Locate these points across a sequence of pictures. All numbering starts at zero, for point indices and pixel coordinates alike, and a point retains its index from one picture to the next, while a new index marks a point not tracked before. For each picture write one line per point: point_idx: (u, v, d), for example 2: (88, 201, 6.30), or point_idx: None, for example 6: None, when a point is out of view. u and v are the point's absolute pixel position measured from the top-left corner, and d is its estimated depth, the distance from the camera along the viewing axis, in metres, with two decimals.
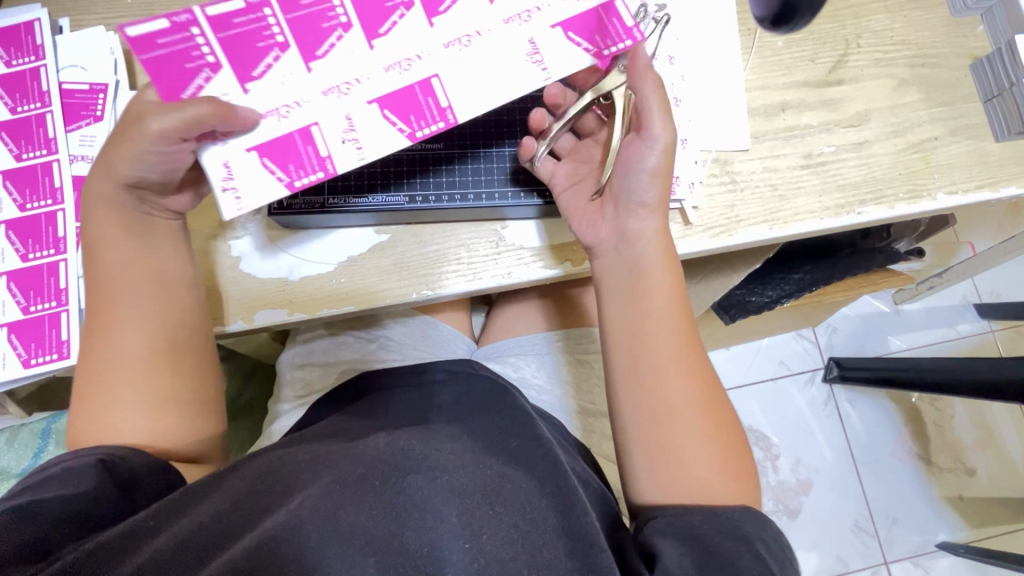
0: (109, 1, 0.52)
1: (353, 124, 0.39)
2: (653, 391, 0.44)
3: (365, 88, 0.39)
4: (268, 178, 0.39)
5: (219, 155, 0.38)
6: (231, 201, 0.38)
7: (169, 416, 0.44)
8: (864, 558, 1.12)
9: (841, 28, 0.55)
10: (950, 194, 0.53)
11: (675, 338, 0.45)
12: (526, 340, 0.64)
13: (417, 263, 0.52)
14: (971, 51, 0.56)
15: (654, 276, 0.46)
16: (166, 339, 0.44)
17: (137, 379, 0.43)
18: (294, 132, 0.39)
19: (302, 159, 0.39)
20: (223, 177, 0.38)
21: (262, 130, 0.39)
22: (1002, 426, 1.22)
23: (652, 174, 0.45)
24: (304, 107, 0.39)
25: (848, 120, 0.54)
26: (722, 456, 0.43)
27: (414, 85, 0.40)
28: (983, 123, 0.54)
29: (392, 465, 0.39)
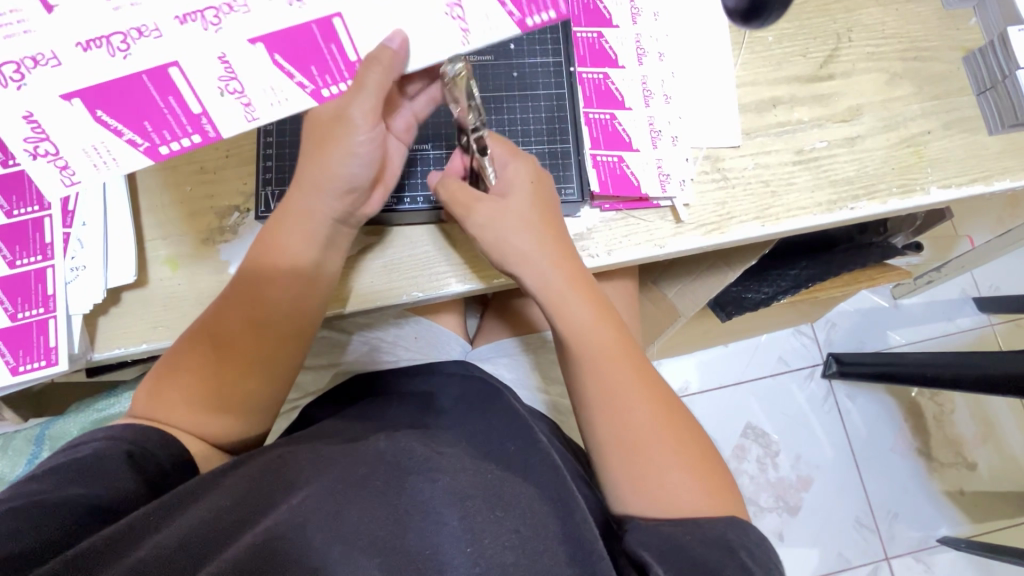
0: None
1: (231, 69, 0.37)
2: (609, 419, 0.44)
3: (251, 20, 0.36)
4: (117, 141, 0.37)
5: (21, 103, 0.34)
6: (85, 158, 0.36)
7: (219, 415, 0.45)
8: (865, 554, 1.12)
9: (832, 22, 0.55)
10: (944, 188, 0.52)
11: (612, 365, 0.45)
12: (520, 341, 0.63)
13: (407, 265, 0.51)
14: (964, 44, 0.55)
15: (578, 310, 0.45)
16: (261, 326, 0.45)
17: (220, 376, 0.45)
18: (142, 74, 0.35)
19: (163, 120, 0.37)
20: (33, 136, 0.35)
21: (90, 66, 0.34)
22: (1003, 420, 1.22)
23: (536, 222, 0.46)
24: (154, 40, 0.35)
25: (840, 115, 0.53)
26: (683, 447, 0.43)
27: (310, 24, 0.37)
28: (977, 115, 0.54)
29: (388, 465, 0.40)
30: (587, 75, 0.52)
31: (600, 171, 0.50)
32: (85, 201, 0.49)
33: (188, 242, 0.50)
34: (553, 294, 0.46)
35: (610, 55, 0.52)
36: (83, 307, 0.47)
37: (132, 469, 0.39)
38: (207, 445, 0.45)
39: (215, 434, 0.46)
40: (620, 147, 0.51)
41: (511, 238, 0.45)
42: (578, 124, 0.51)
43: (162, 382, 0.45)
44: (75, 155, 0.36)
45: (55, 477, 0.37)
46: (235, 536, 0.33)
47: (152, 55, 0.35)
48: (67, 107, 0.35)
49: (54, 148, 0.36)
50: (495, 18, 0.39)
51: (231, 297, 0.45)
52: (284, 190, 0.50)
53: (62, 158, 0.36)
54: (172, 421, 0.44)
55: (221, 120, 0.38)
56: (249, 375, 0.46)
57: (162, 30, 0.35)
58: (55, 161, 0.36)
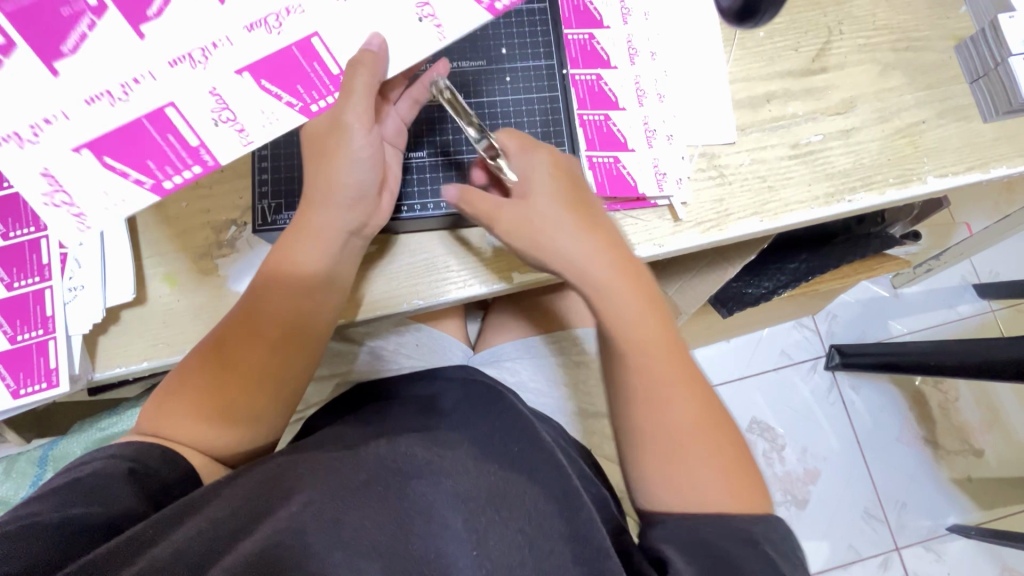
0: None
1: (222, 100, 0.37)
2: (655, 422, 0.43)
3: (235, 54, 0.36)
4: (124, 182, 0.37)
5: (35, 161, 0.34)
6: (98, 202, 0.37)
7: (224, 432, 0.45)
8: (876, 545, 1.12)
9: (822, 15, 0.55)
10: (941, 177, 0.52)
11: (662, 366, 0.43)
12: (522, 344, 0.63)
13: (406, 272, 0.51)
14: (955, 32, 0.55)
15: (624, 308, 0.44)
16: (273, 327, 0.45)
17: (230, 388, 0.45)
18: (143, 116, 0.35)
19: (166, 157, 0.37)
20: (45, 192, 0.35)
21: (94, 118, 0.34)
22: (1007, 406, 1.21)
23: (579, 221, 0.45)
24: (148, 85, 0.35)
25: (834, 108, 0.53)
26: (717, 455, 0.42)
27: (292, 47, 0.37)
28: (970, 103, 0.54)
29: (395, 471, 0.39)
30: (581, 76, 0.52)
31: (597, 172, 0.50)
32: None
33: (185, 259, 0.50)
34: (593, 290, 0.44)
35: (601, 56, 0.52)
36: (82, 327, 0.47)
37: (132, 483, 0.39)
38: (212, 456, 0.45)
39: (220, 449, 0.45)
40: (615, 147, 0.51)
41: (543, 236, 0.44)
42: (573, 126, 0.51)
43: (168, 395, 0.45)
44: (89, 201, 0.36)
45: (55, 498, 0.36)
46: (235, 544, 0.32)
47: (144, 96, 0.35)
48: (72, 152, 0.35)
49: (70, 197, 0.36)
50: (466, 5, 0.40)
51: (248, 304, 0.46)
52: (281, 203, 0.49)
53: (76, 204, 0.36)
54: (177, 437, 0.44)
55: (216, 146, 0.38)
56: (260, 390, 0.45)
57: (155, 75, 0.35)
58: (71, 209, 0.36)
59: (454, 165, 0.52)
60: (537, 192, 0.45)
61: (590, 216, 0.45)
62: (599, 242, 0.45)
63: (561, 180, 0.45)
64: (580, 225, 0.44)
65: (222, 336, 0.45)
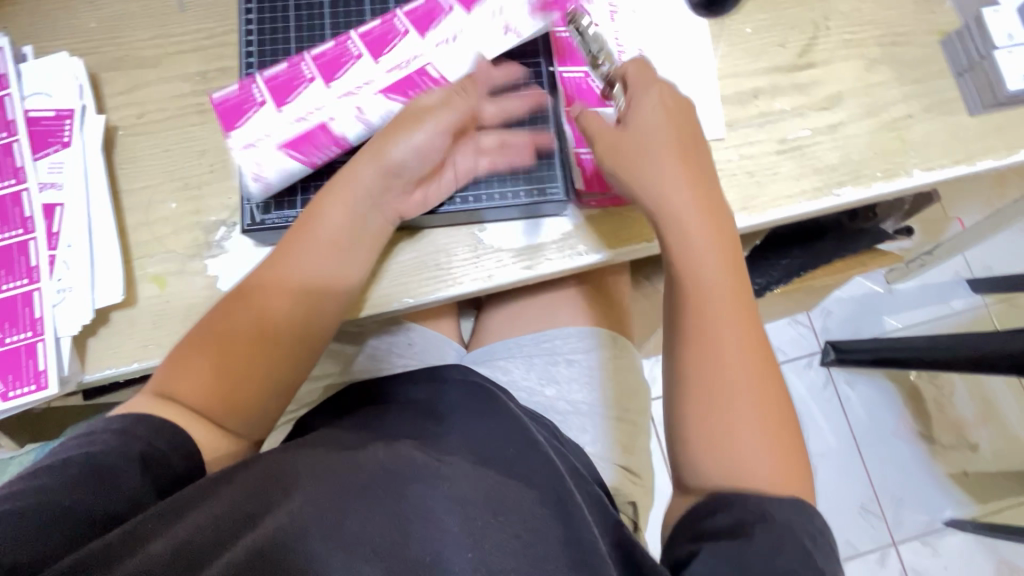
0: (73, 28, 0.52)
1: (363, 112, 0.47)
2: (720, 374, 0.41)
3: (373, 86, 0.48)
4: (292, 165, 0.46)
5: (251, 150, 0.46)
6: (275, 172, 0.46)
7: (231, 404, 0.43)
8: (873, 540, 1.12)
9: (809, 11, 0.55)
10: (927, 171, 0.52)
11: (733, 321, 0.42)
12: (514, 342, 0.63)
13: (395, 271, 0.50)
14: (941, 26, 0.55)
15: (702, 255, 0.43)
16: (296, 306, 0.45)
17: (252, 345, 0.44)
18: (314, 128, 0.47)
19: (322, 149, 0.47)
20: (253, 170, 0.46)
21: (283, 130, 0.47)
22: (1002, 400, 1.22)
23: (671, 162, 0.44)
24: (321, 111, 0.47)
25: (821, 103, 0.53)
26: (767, 420, 0.41)
27: (411, 74, 0.48)
28: (956, 97, 0.54)
29: (393, 474, 0.39)
30: (568, 74, 0.52)
31: (585, 169, 0.50)
32: (68, 223, 0.48)
33: (175, 259, 0.50)
34: (673, 230, 0.44)
35: (588, 54, 0.53)
36: (71, 329, 0.47)
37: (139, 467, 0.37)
38: (217, 426, 0.43)
39: (226, 419, 0.43)
40: None
41: (630, 172, 0.45)
42: (560, 124, 0.51)
43: (177, 368, 0.43)
44: (271, 171, 0.46)
45: (56, 476, 0.35)
46: (236, 541, 0.32)
47: (316, 116, 0.47)
48: (274, 149, 0.46)
49: (261, 170, 0.46)
50: (537, 24, 0.48)
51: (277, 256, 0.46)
52: (269, 202, 0.49)
53: (264, 173, 0.46)
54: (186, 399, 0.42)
55: (352, 132, 0.47)
56: (278, 354, 0.45)
57: (322, 104, 0.48)
58: (257, 176, 0.46)
59: None
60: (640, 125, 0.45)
61: (682, 160, 0.45)
62: (687, 188, 0.44)
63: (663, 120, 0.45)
64: (668, 166, 0.44)
65: (248, 308, 0.44)
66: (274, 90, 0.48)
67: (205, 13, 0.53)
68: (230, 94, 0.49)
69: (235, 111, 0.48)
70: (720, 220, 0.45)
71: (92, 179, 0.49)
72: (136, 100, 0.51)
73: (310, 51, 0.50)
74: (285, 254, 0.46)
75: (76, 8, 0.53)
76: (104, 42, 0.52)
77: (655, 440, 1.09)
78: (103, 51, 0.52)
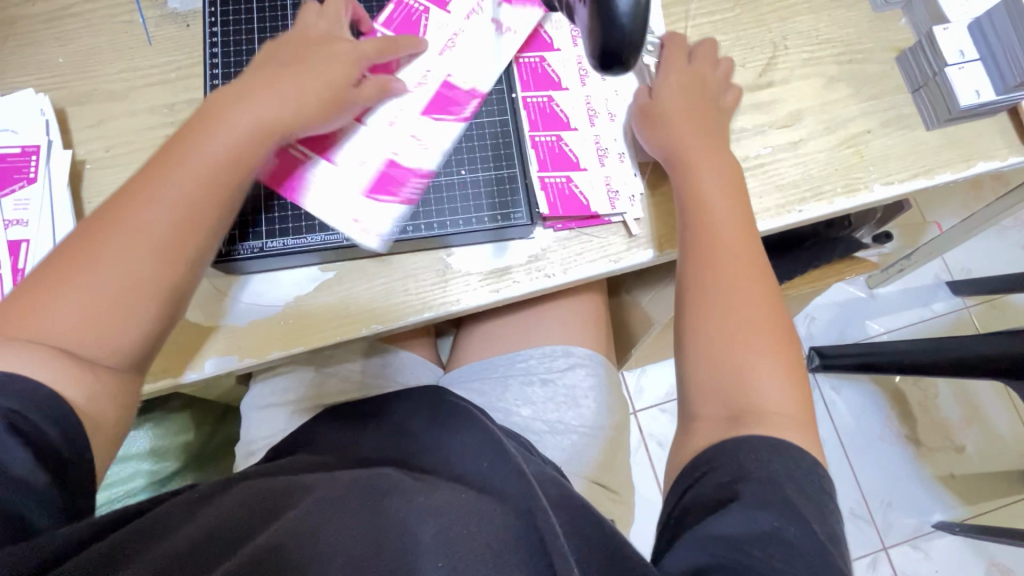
0: (40, 64, 0.53)
1: (416, 136, 0.51)
2: (737, 316, 0.43)
3: (409, 109, 0.52)
4: (385, 206, 0.50)
5: (342, 212, 0.50)
6: (373, 215, 0.50)
7: (100, 337, 0.39)
8: (863, 545, 1.13)
9: (767, 32, 0.57)
10: (887, 185, 0.53)
11: (747, 270, 0.45)
12: (490, 362, 0.63)
13: (363, 299, 0.50)
14: (896, 43, 0.57)
15: (719, 209, 0.47)
16: (180, 217, 0.41)
17: (118, 274, 0.39)
18: (380, 165, 0.51)
19: (397, 181, 0.50)
20: (351, 222, 0.50)
21: (352, 175, 0.50)
22: (988, 403, 1.22)
23: (690, 125, 0.49)
24: (376, 148, 0.51)
25: (781, 121, 0.55)
26: (771, 340, 0.43)
27: (438, 89, 0.53)
28: (914, 112, 0.55)
29: (369, 489, 0.41)
30: (531, 99, 0.54)
31: (549, 193, 0.51)
32: (34, 258, 0.47)
33: None
34: (694, 187, 0.48)
35: (551, 78, 0.54)
36: None
37: (49, 467, 0.34)
38: (74, 359, 0.37)
39: (100, 357, 0.39)
40: (567, 167, 0.52)
41: (655, 128, 0.50)
42: (524, 149, 0.52)
43: (44, 287, 0.38)
44: (369, 215, 0.50)
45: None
46: (216, 566, 0.32)
47: (373, 153, 0.51)
48: (355, 194, 0.50)
49: (359, 218, 0.50)
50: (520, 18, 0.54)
51: (126, 186, 0.42)
52: (239, 233, 0.50)
53: (363, 220, 0.50)
54: (35, 340, 0.37)
55: (420, 161, 0.51)
56: (152, 270, 0.40)
57: (371, 142, 0.51)
58: (361, 225, 0.50)
59: (445, 184, 0.52)
60: (665, 96, 0.51)
61: (702, 126, 0.49)
62: (707, 151, 0.48)
63: (684, 94, 0.51)
64: (688, 129, 0.49)
65: (122, 215, 0.41)
66: (316, 140, 0.51)
67: (172, 46, 0.54)
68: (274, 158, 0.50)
69: (295, 176, 0.50)
70: (736, 184, 0.48)
71: (57, 213, 0.49)
72: (103, 133, 0.52)
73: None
74: (161, 160, 0.43)
75: (44, 44, 0.53)
76: (70, 77, 0.53)
77: (643, 451, 1.09)
78: (70, 86, 0.53)
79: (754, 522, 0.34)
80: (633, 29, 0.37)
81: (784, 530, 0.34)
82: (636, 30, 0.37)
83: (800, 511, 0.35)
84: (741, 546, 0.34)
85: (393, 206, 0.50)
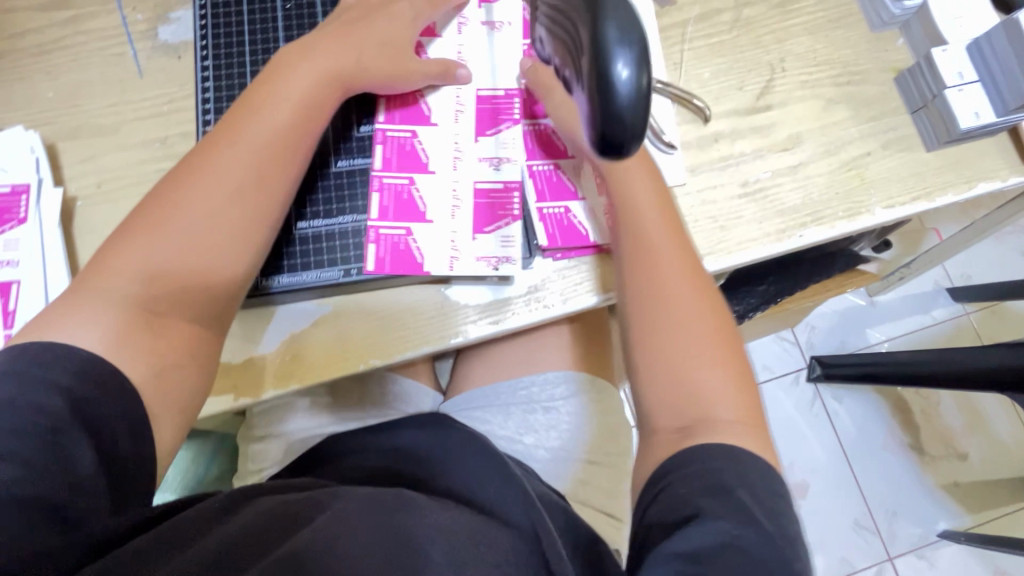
0: (29, 100, 0.52)
1: (489, 155, 0.52)
2: (680, 329, 0.44)
3: (466, 136, 0.52)
4: (508, 230, 0.50)
5: (472, 256, 0.50)
6: (506, 244, 0.50)
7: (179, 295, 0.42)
8: (867, 555, 1.12)
9: (765, 53, 0.56)
10: (888, 208, 0.53)
11: (682, 280, 0.45)
12: (491, 390, 0.62)
13: (361, 335, 0.50)
14: (894, 64, 0.56)
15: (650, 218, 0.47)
16: (247, 176, 0.44)
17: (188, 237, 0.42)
18: (475, 198, 0.51)
19: (502, 205, 0.51)
20: (489, 265, 0.50)
21: (455, 217, 0.51)
22: (991, 413, 1.21)
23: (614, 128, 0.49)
24: (463, 185, 0.51)
25: (781, 144, 0.54)
26: (717, 352, 0.43)
27: (479, 105, 0.53)
28: (913, 133, 0.55)
29: (382, 504, 0.39)
30: (529, 127, 0.53)
31: (548, 223, 0.51)
32: (23, 302, 0.47)
33: None
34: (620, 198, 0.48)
35: (545, 106, 0.53)
36: None
37: (111, 470, 0.36)
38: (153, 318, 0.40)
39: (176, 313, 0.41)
40: (566, 196, 0.52)
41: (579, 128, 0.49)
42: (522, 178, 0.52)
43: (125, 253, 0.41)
44: (500, 246, 0.50)
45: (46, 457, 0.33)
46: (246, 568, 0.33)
47: (463, 190, 0.51)
48: (472, 241, 0.50)
49: (490, 253, 0.50)
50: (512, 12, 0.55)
51: (198, 155, 0.45)
52: None
53: (495, 253, 0.50)
54: (117, 300, 0.40)
55: (504, 175, 0.51)
56: (227, 226, 0.43)
57: (458, 183, 0.51)
58: (501, 258, 0.50)
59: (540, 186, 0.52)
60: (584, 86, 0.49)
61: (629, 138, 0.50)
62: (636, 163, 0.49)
63: None
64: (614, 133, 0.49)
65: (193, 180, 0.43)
66: (404, 215, 0.50)
67: (163, 78, 0.53)
68: (378, 252, 0.49)
69: (406, 254, 0.50)
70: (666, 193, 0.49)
71: (48, 252, 0.48)
72: (95, 169, 0.51)
73: (376, 168, 0.51)
74: (227, 126, 0.46)
75: (33, 79, 0.53)
76: (59, 112, 0.52)
77: None
78: (61, 121, 0.52)
79: (711, 534, 0.34)
80: (634, 117, 0.35)
81: (740, 537, 0.34)
82: (636, 119, 0.35)
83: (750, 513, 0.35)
84: (701, 558, 0.33)
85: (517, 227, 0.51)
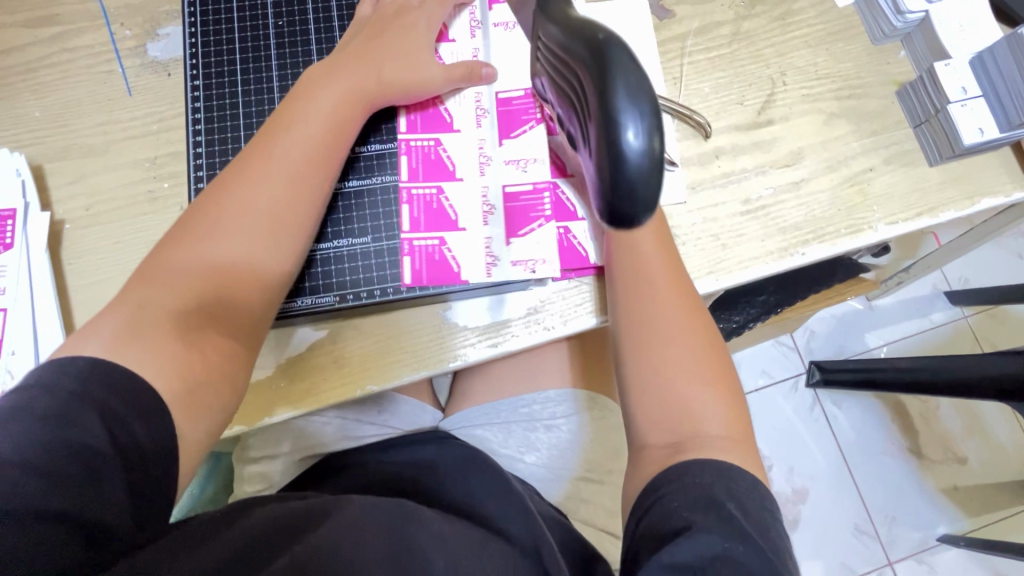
0: (15, 120, 0.51)
1: (516, 159, 0.51)
2: (671, 350, 0.44)
3: (490, 141, 0.51)
4: (541, 233, 0.49)
5: (507, 262, 0.49)
6: (539, 246, 0.49)
7: (210, 309, 0.40)
8: (867, 560, 1.12)
9: (765, 67, 0.55)
10: (890, 225, 0.52)
11: (676, 304, 0.45)
12: (491, 408, 0.61)
13: (356, 359, 0.49)
14: (896, 77, 0.56)
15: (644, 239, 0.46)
16: (280, 188, 0.43)
17: (220, 248, 0.41)
18: (506, 203, 0.50)
19: (532, 207, 0.50)
20: (526, 270, 0.49)
21: (488, 223, 0.50)
22: (990, 418, 1.21)
23: None
24: (492, 190, 0.50)
25: (782, 160, 0.53)
26: (708, 372, 0.43)
27: (500, 108, 0.52)
28: (916, 148, 0.54)
29: (390, 511, 0.39)
30: None
31: None
32: (11, 329, 0.46)
33: None
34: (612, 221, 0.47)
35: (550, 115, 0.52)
36: None
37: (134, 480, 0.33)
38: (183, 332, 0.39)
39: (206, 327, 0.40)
40: (566, 216, 0.50)
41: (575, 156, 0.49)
42: None
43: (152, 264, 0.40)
44: (535, 249, 0.49)
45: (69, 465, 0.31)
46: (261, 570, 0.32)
47: (493, 197, 0.50)
48: (507, 247, 0.49)
49: (525, 256, 0.49)
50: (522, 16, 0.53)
51: (229, 167, 0.44)
52: None
53: (530, 257, 0.49)
54: (144, 309, 0.38)
55: (533, 178, 0.50)
56: (260, 240, 0.42)
57: (487, 189, 0.50)
58: (535, 261, 0.49)
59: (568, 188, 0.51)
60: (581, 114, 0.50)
61: None
62: None
63: None
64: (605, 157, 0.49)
65: (225, 192, 0.43)
66: (435, 225, 0.50)
67: (153, 96, 0.52)
68: (414, 263, 0.49)
69: (442, 264, 0.49)
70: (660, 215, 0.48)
71: (36, 278, 0.47)
72: (83, 190, 0.50)
73: (404, 180, 0.50)
74: (259, 139, 0.45)
75: (19, 98, 0.51)
76: (46, 132, 0.51)
77: None
78: (48, 141, 0.51)
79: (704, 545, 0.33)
80: (646, 183, 0.35)
81: (730, 550, 0.33)
82: (650, 179, 0.35)
83: (743, 530, 0.34)
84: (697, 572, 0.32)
85: (549, 228, 0.49)
